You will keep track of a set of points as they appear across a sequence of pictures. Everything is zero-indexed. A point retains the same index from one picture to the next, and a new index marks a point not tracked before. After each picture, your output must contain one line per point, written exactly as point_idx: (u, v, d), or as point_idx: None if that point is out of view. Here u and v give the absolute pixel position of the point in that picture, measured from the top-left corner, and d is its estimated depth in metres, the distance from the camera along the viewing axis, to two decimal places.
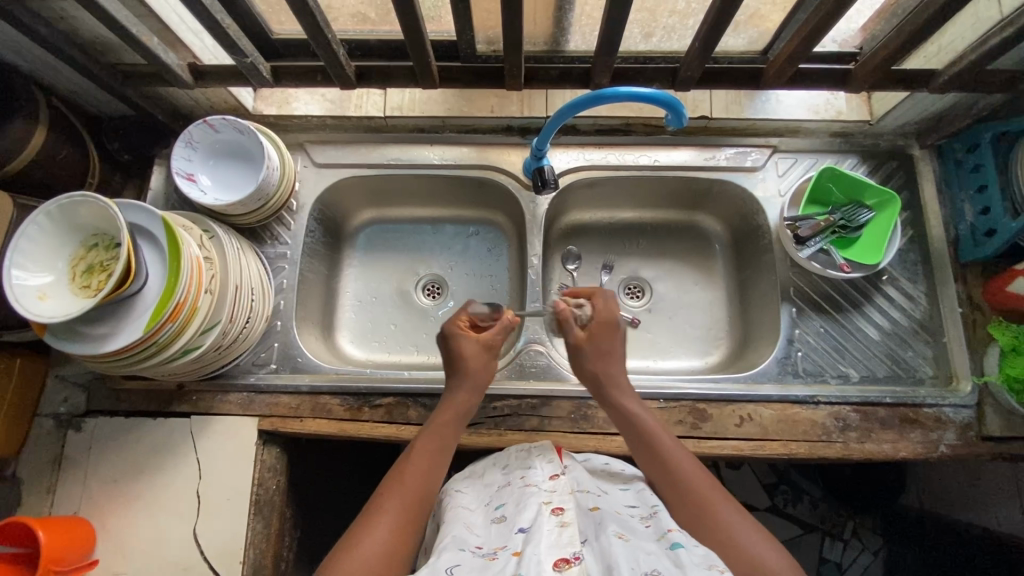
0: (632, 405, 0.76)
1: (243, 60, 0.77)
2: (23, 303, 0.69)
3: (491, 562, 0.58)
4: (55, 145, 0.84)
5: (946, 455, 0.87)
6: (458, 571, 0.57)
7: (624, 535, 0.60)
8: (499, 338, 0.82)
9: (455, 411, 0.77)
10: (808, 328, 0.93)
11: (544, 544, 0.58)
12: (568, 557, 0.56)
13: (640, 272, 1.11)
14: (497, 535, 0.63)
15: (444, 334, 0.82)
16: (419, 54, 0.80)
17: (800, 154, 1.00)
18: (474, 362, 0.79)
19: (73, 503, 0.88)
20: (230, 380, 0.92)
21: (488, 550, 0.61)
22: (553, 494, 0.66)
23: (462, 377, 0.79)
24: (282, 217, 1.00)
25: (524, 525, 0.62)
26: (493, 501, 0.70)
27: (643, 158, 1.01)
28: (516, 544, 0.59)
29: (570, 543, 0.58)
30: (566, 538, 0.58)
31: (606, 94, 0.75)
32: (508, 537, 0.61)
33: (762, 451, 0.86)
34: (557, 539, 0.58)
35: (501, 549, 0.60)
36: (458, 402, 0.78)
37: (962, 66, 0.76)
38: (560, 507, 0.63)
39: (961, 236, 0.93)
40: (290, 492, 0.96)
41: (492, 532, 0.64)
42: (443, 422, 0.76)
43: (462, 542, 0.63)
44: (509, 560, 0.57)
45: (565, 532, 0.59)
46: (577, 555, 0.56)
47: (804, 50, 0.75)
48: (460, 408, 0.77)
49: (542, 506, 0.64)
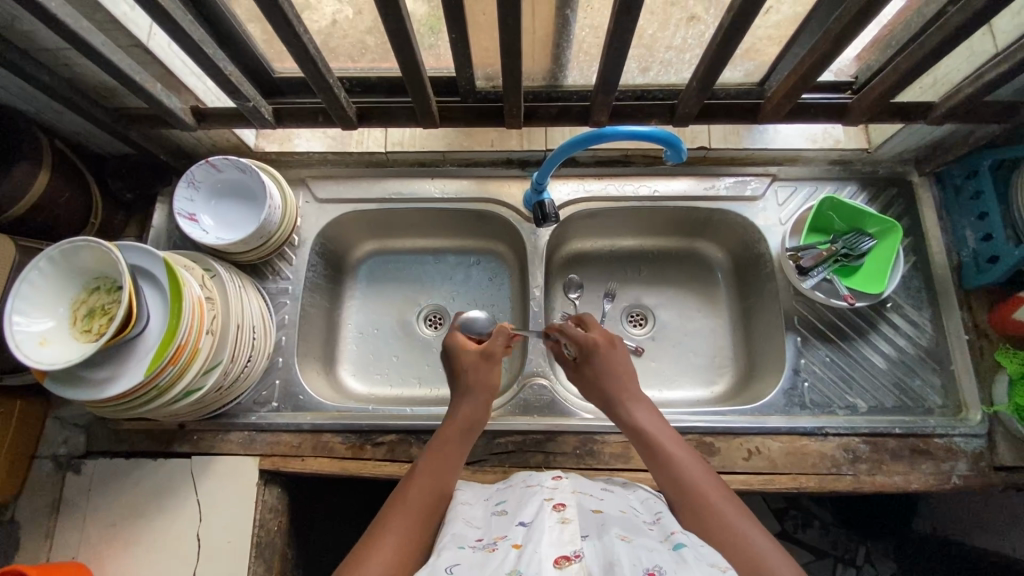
0: (646, 421, 0.74)
1: (246, 105, 0.78)
2: (25, 350, 0.69)
3: (491, 555, 0.56)
4: (57, 188, 0.85)
5: (959, 486, 0.85)
6: (458, 568, 0.55)
7: (627, 536, 0.58)
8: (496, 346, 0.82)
9: (466, 420, 0.76)
10: (814, 358, 0.92)
11: (545, 540, 0.56)
12: (568, 554, 0.54)
13: (642, 300, 1.10)
14: (497, 529, 0.62)
15: (447, 351, 0.85)
16: (419, 94, 0.81)
17: (800, 182, 1.00)
18: (474, 372, 0.79)
19: (71, 547, 0.86)
20: (232, 420, 0.91)
21: (488, 543, 0.59)
22: (555, 492, 0.65)
23: (472, 386, 0.78)
24: (284, 253, 1.00)
25: (525, 520, 0.60)
26: (493, 501, 0.70)
27: (642, 188, 1.01)
28: (517, 537, 0.57)
29: (571, 541, 0.56)
30: (567, 534, 0.56)
31: (607, 132, 0.76)
32: (509, 530, 0.60)
33: (771, 485, 0.85)
34: (558, 535, 0.57)
35: (501, 540, 0.58)
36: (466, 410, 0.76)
37: (959, 99, 0.76)
38: (562, 504, 0.62)
39: (964, 262, 0.93)
40: (291, 532, 0.94)
41: (491, 527, 0.63)
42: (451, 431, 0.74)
43: (461, 539, 0.61)
44: (509, 552, 0.55)
45: (565, 530, 0.57)
46: (577, 553, 0.54)
47: (801, 87, 0.76)
48: (470, 418, 0.76)
49: (544, 503, 0.63)
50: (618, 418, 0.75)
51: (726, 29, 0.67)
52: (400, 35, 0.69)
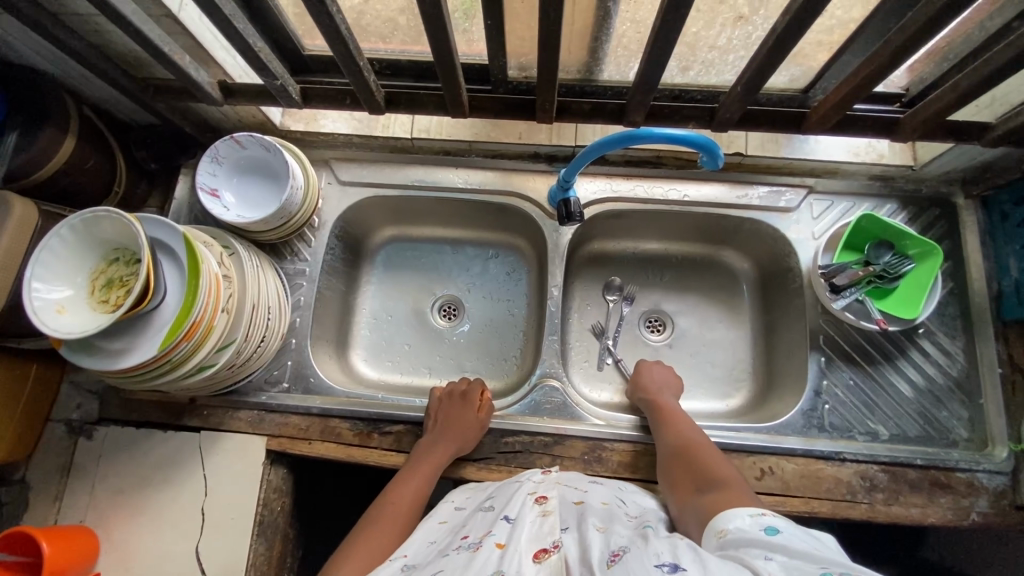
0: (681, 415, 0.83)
1: (273, 82, 0.76)
2: (42, 317, 0.69)
3: (475, 553, 0.59)
4: (82, 154, 0.85)
5: (978, 524, 0.82)
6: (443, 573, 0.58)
7: (603, 526, 0.61)
8: (464, 419, 0.85)
9: (428, 466, 0.81)
10: (837, 380, 0.89)
11: (525, 536, 0.61)
12: (546, 547, 0.59)
13: (662, 306, 1.08)
14: (482, 526, 0.66)
15: (445, 394, 0.88)
16: (450, 82, 0.78)
17: (837, 196, 0.96)
18: (453, 423, 0.84)
19: (78, 512, 0.87)
20: (242, 397, 0.92)
21: (473, 542, 0.63)
22: (539, 487, 0.73)
23: (435, 431, 0.84)
24: (303, 234, 0.99)
25: (510, 515, 0.66)
26: (485, 499, 0.75)
27: (672, 192, 0.98)
28: (500, 535, 0.61)
29: (549, 534, 0.61)
30: (546, 528, 0.62)
31: (640, 134, 0.73)
32: (493, 525, 0.65)
33: (783, 507, 0.82)
34: (539, 530, 0.62)
35: (486, 538, 0.62)
36: (432, 454, 0.82)
37: (1019, 121, 0.72)
38: (544, 498, 0.69)
39: (1004, 292, 0.89)
40: (294, 512, 0.95)
41: (476, 525, 0.68)
42: (421, 472, 0.81)
43: (447, 548, 0.65)
44: (492, 551, 0.59)
45: (545, 523, 0.63)
46: (555, 545, 0.59)
47: (849, 100, 0.72)
48: (433, 462, 0.82)
49: (527, 498, 0.70)
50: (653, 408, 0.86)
51: (777, 33, 0.63)
52: (434, 20, 0.66)
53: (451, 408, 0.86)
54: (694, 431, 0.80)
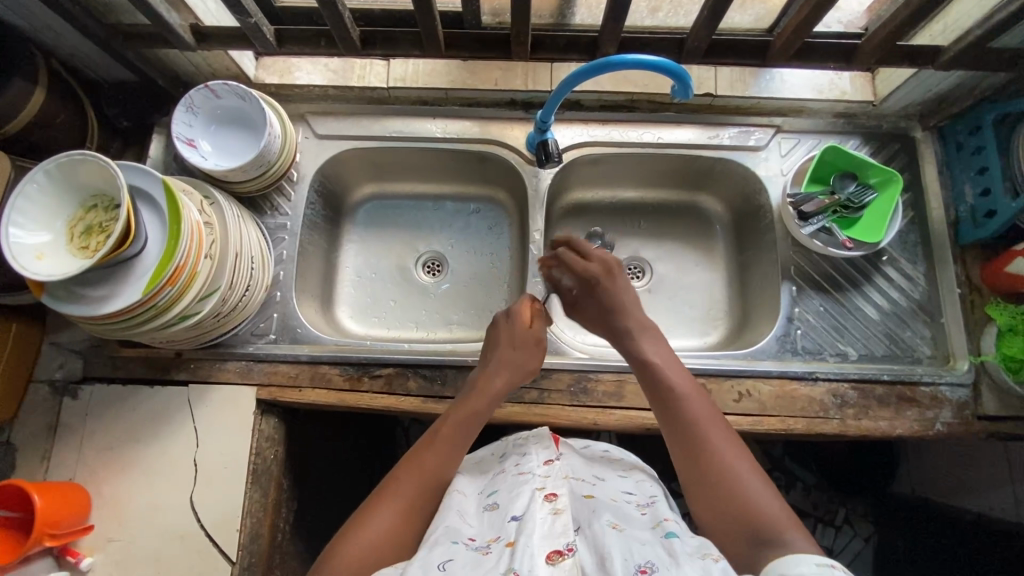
0: (659, 359, 0.76)
1: (247, 20, 0.76)
2: (20, 261, 0.68)
3: (485, 557, 0.58)
4: (53, 108, 0.83)
5: (942, 433, 0.87)
6: (451, 566, 0.58)
7: (619, 525, 0.62)
8: (527, 352, 0.82)
9: (487, 396, 0.78)
10: (808, 307, 0.94)
11: (538, 534, 0.59)
12: (560, 549, 0.57)
13: (641, 252, 1.10)
14: (489, 526, 0.64)
15: (511, 312, 0.85)
16: (426, 20, 0.79)
17: (803, 134, 1.00)
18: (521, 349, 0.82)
19: (68, 470, 0.87)
20: (229, 349, 0.92)
21: (481, 543, 0.62)
22: (547, 481, 0.68)
23: (500, 361, 0.81)
24: (282, 188, 0.99)
25: (517, 514, 0.63)
26: (485, 491, 0.72)
27: (646, 135, 1.00)
28: (510, 535, 0.60)
29: (563, 534, 0.59)
30: (560, 527, 0.59)
31: (614, 61, 0.74)
32: (502, 527, 0.63)
33: (760, 426, 0.86)
34: (550, 528, 0.60)
35: (495, 541, 0.61)
36: (490, 386, 0.78)
37: (967, 42, 0.76)
38: (554, 494, 0.65)
39: (961, 218, 0.93)
40: (287, 463, 0.96)
41: (484, 525, 0.66)
42: (475, 406, 0.77)
43: (455, 534, 0.64)
44: (503, 553, 0.58)
45: (558, 521, 0.60)
46: (570, 547, 0.57)
47: (810, 24, 0.75)
48: (492, 394, 0.78)
49: (536, 493, 0.66)
50: (626, 348, 0.78)
51: None
52: None
53: (509, 351, 0.82)
54: (682, 380, 0.74)
